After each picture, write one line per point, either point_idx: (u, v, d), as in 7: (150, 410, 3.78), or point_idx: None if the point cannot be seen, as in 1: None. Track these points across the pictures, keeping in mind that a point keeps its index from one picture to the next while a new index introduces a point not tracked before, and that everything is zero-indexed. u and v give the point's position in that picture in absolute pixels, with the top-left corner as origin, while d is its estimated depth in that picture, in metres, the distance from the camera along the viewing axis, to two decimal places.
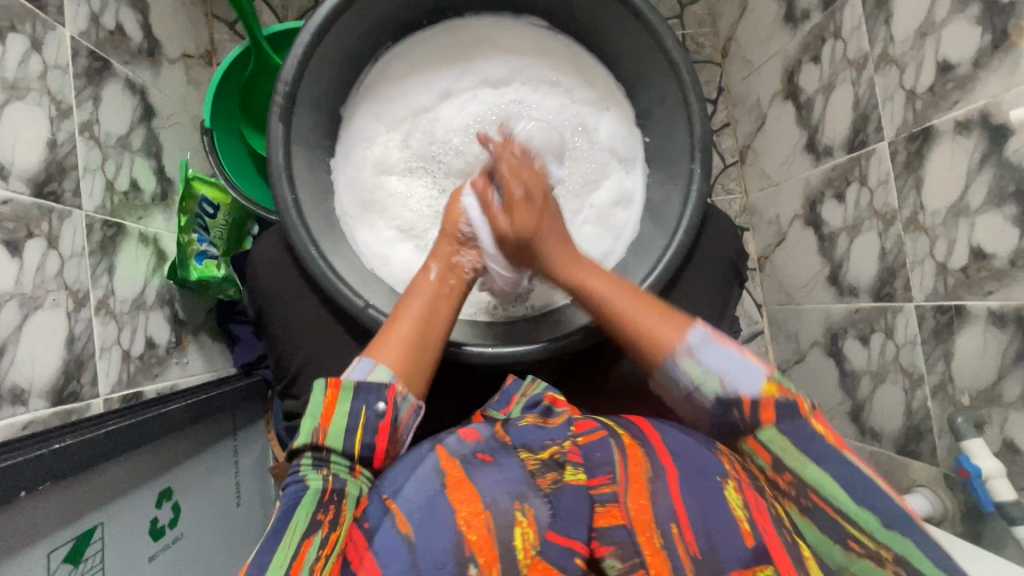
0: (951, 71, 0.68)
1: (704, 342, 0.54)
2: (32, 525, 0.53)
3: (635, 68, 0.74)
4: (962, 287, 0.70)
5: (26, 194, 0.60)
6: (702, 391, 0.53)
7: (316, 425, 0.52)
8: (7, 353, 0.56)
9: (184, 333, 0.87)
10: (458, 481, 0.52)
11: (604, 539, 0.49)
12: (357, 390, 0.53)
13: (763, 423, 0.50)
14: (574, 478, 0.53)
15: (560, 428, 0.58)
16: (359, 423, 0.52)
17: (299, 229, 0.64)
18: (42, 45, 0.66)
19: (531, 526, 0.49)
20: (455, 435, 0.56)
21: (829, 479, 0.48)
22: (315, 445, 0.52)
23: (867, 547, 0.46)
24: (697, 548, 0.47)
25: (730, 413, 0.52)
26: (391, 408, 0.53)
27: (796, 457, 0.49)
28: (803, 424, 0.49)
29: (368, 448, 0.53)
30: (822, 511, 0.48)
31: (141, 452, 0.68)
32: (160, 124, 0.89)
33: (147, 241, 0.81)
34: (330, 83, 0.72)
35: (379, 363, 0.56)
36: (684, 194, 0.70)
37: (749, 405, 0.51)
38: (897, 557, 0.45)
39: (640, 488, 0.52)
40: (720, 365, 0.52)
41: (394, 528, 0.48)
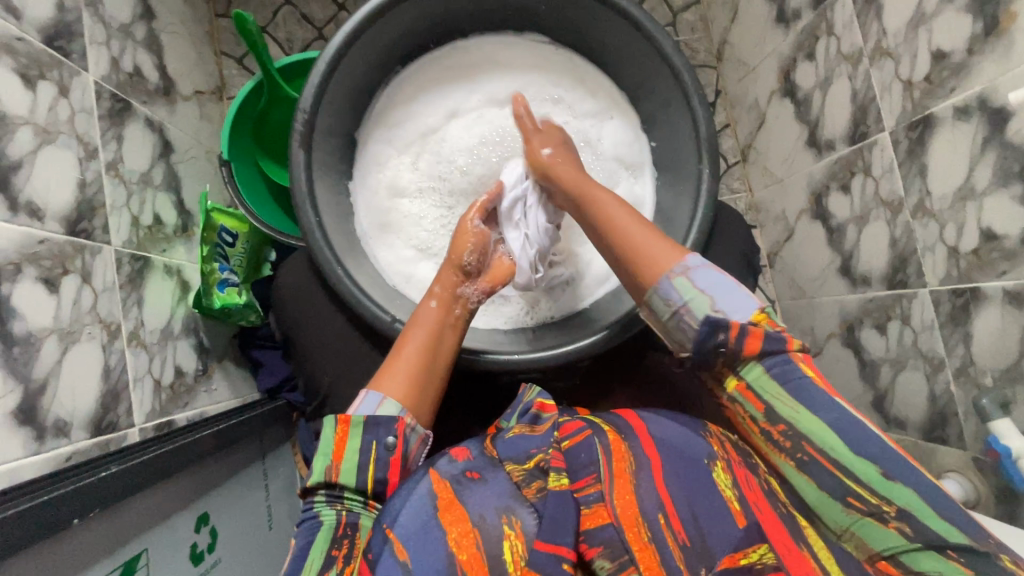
0: (946, 59, 0.69)
1: (700, 265, 0.53)
2: (82, 553, 0.55)
3: (638, 77, 0.76)
4: (975, 269, 0.71)
5: (60, 233, 0.63)
6: (692, 312, 0.51)
7: (328, 463, 0.54)
8: (49, 386, 0.58)
9: (210, 360, 0.89)
10: (449, 500, 0.51)
11: (592, 540, 0.48)
12: (366, 424, 0.55)
13: (748, 356, 0.48)
14: (557, 484, 0.51)
15: (545, 435, 0.57)
16: (370, 457, 0.54)
17: (324, 250, 0.66)
18: (68, 90, 0.69)
19: (519, 538, 0.49)
20: (445, 456, 0.56)
21: (821, 425, 0.46)
22: (328, 482, 0.53)
23: (868, 504, 0.44)
24: (686, 536, 0.48)
25: (715, 337, 0.49)
26: (401, 440, 0.55)
27: (787, 404, 0.47)
28: (787, 360, 0.48)
29: (380, 480, 0.54)
30: (818, 464, 0.46)
31: (178, 478, 0.69)
32: (178, 159, 0.92)
33: (171, 273, 0.83)
34: (345, 109, 0.74)
35: (387, 397, 0.57)
36: (694, 194, 0.71)
37: (737, 328, 0.48)
38: (899, 510, 0.43)
39: (625, 484, 0.51)
40: (713, 287, 0.51)
41: (394, 557, 0.47)
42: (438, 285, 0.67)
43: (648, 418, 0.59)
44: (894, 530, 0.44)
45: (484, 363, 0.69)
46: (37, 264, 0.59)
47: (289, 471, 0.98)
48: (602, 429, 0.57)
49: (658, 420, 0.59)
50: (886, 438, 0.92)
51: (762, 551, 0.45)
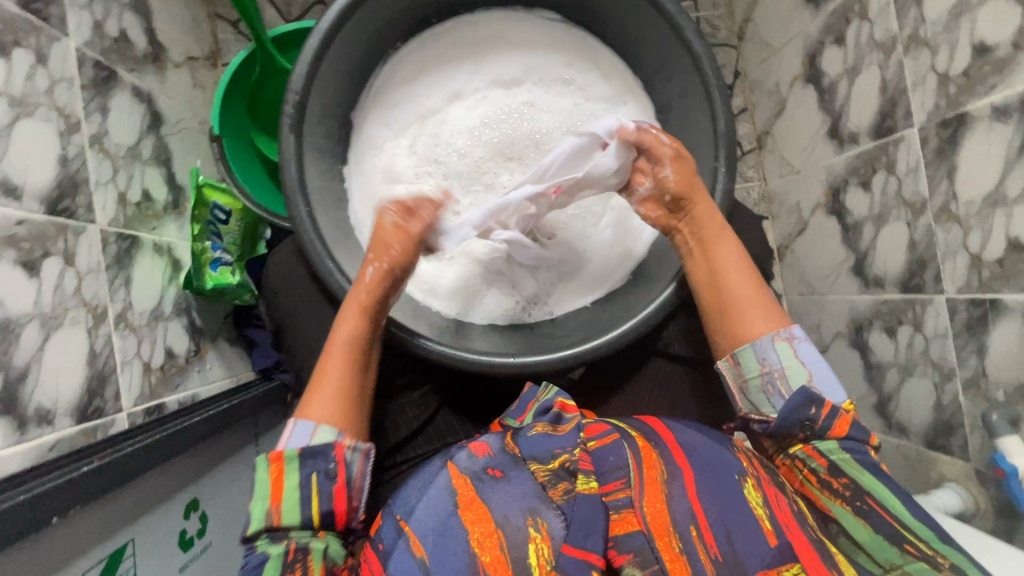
0: (988, 53, 0.64)
1: (803, 338, 0.59)
2: (65, 547, 0.54)
3: (655, 61, 0.71)
4: (997, 280, 0.68)
5: (40, 213, 0.60)
6: (787, 377, 0.57)
7: (267, 505, 0.52)
8: (31, 373, 0.56)
9: (202, 341, 0.87)
10: (471, 498, 0.50)
11: (621, 547, 0.47)
12: (301, 456, 0.53)
13: (831, 436, 0.55)
14: (585, 487, 0.50)
15: (570, 435, 0.55)
16: (313, 490, 0.52)
17: (314, 241, 0.63)
18: (47, 58, 0.64)
19: (545, 542, 0.47)
20: (466, 451, 0.55)
21: (885, 487, 0.51)
22: (270, 526, 0.51)
23: (922, 550, 0.49)
24: (719, 550, 0.46)
25: (806, 409, 0.55)
26: (342, 466, 0.53)
27: (854, 466, 0.53)
28: (861, 446, 0.54)
29: (326, 512, 0.53)
30: (878, 514, 0.51)
31: (166, 467, 0.68)
32: (168, 131, 0.88)
33: (161, 251, 0.81)
34: (340, 88, 0.70)
35: (320, 424, 0.55)
36: (708, 192, 0.67)
37: (830, 406, 0.55)
38: (952, 563, 0.48)
39: (656, 491, 0.49)
40: (813, 363, 0.58)
41: (409, 551, 0.48)
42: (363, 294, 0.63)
43: (677, 428, 0.57)
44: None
45: (476, 365, 0.66)
46: (14, 246, 0.56)
47: None
48: (630, 434, 0.55)
49: (688, 430, 0.56)
50: (887, 442, 0.90)
51: (796, 570, 0.44)
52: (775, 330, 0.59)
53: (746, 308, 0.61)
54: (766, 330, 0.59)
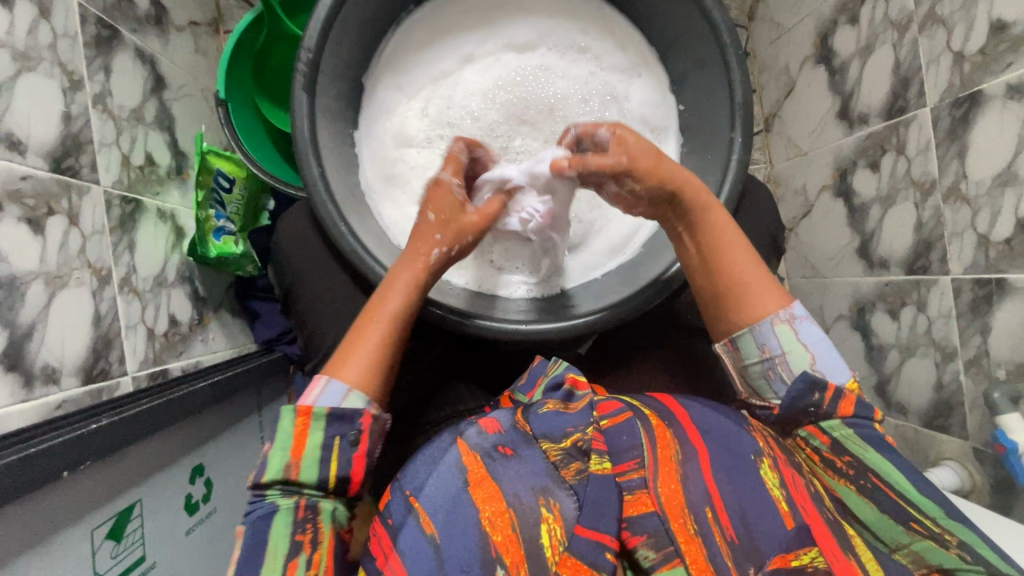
0: (1005, 31, 0.64)
1: (805, 317, 0.57)
2: (72, 504, 0.53)
3: (671, 30, 0.71)
4: (1004, 259, 0.68)
5: (44, 170, 0.59)
6: (789, 362, 0.56)
7: (286, 459, 0.51)
8: (36, 332, 0.56)
9: (205, 310, 0.86)
10: (481, 476, 0.50)
11: (635, 528, 0.47)
12: (329, 416, 0.52)
13: (838, 415, 0.53)
14: (599, 467, 0.50)
15: (582, 414, 0.55)
16: (333, 452, 0.52)
17: (326, 203, 0.62)
18: (50, 12, 0.63)
19: (557, 522, 0.47)
20: (475, 427, 0.55)
21: (892, 466, 0.50)
22: (285, 479, 0.51)
23: (928, 529, 0.48)
24: (735, 532, 0.46)
25: (809, 395, 0.54)
26: (365, 435, 0.53)
27: (859, 444, 0.51)
28: (868, 423, 0.53)
29: (341, 477, 0.52)
30: (882, 492, 0.50)
31: (171, 432, 0.68)
32: (171, 96, 0.86)
33: (164, 217, 0.79)
34: (352, 51, 0.69)
35: (352, 389, 0.54)
36: (723, 164, 0.67)
37: (833, 390, 0.53)
38: (960, 541, 0.47)
39: (671, 472, 0.49)
40: (815, 344, 0.56)
41: (418, 528, 0.47)
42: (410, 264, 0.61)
43: (690, 407, 0.57)
44: (955, 555, 0.46)
45: (489, 332, 0.66)
46: (19, 203, 0.55)
47: None
48: (643, 412, 0.55)
49: (701, 408, 0.57)
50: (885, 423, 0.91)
51: (816, 554, 0.43)
52: (775, 312, 0.57)
53: (748, 287, 0.59)
54: (767, 309, 0.57)
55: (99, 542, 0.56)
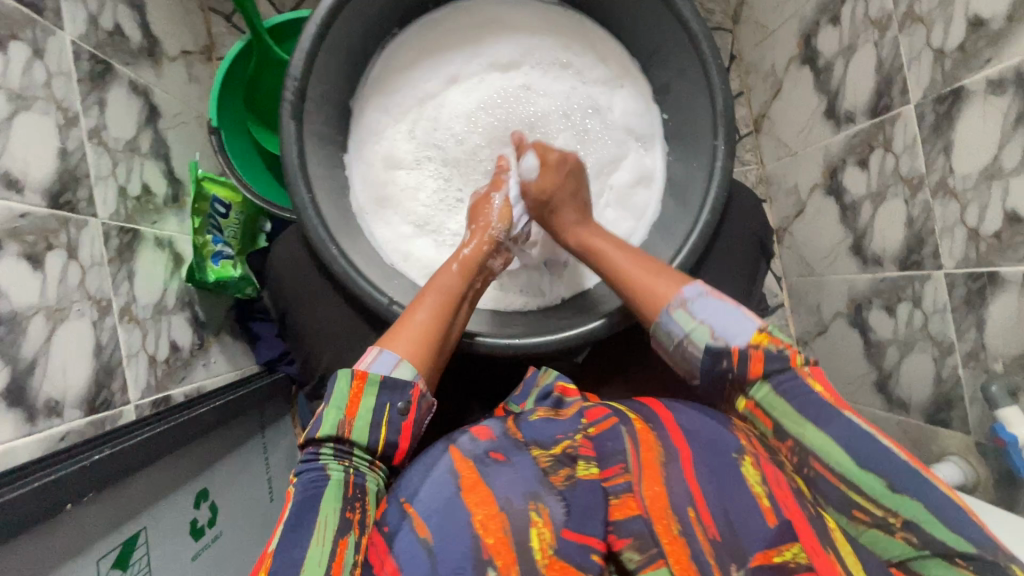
0: (983, 26, 0.64)
1: (698, 296, 0.56)
2: (79, 534, 0.54)
3: (651, 41, 0.72)
4: (995, 252, 0.68)
5: (42, 206, 0.60)
6: (693, 340, 0.55)
7: (341, 417, 0.52)
8: (38, 366, 0.57)
9: (206, 333, 0.87)
10: (473, 481, 0.51)
11: (621, 531, 0.50)
12: (382, 384, 0.53)
13: (754, 377, 0.52)
14: (585, 473, 0.53)
15: (572, 420, 0.59)
16: (384, 419, 0.53)
17: (316, 227, 0.64)
18: (44, 52, 0.64)
19: (547, 526, 0.49)
20: (468, 434, 0.56)
21: (832, 444, 0.48)
22: (338, 436, 0.51)
23: (875, 516, 0.46)
24: (717, 530, 0.47)
25: (718, 364, 0.54)
26: (413, 407, 0.54)
27: (796, 420, 0.49)
28: (791, 376, 0.51)
29: (390, 443, 0.53)
30: (824, 478, 0.48)
31: (174, 457, 0.68)
32: (166, 125, 0.88)
33: (163, 245, 0.81)
34: (338, 77, 0.70)
35: (403, 359, 0.55)
36: (708, 171, 0.69)
37: (738, 353, 0.52)
38: (906, 522, 0.45)
39: (655, 474, 0.51)
40: (710, 316, 0.55)
41: (413, 532, 0.48)
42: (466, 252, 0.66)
43: (678, 411, 0.56)
44: (901, 540, 0.45)
45: (483, 348, 0.67)
46: (18, 240, 0.56)
47: (290, 444, 0.98)
48: (628, 416, 0.57)
49: (687, 409, 0.56)
50: (887, 418, 0.91)
51: (796, 550, 0.44)
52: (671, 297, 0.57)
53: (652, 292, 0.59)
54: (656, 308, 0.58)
55: (105, 571, 0.56)
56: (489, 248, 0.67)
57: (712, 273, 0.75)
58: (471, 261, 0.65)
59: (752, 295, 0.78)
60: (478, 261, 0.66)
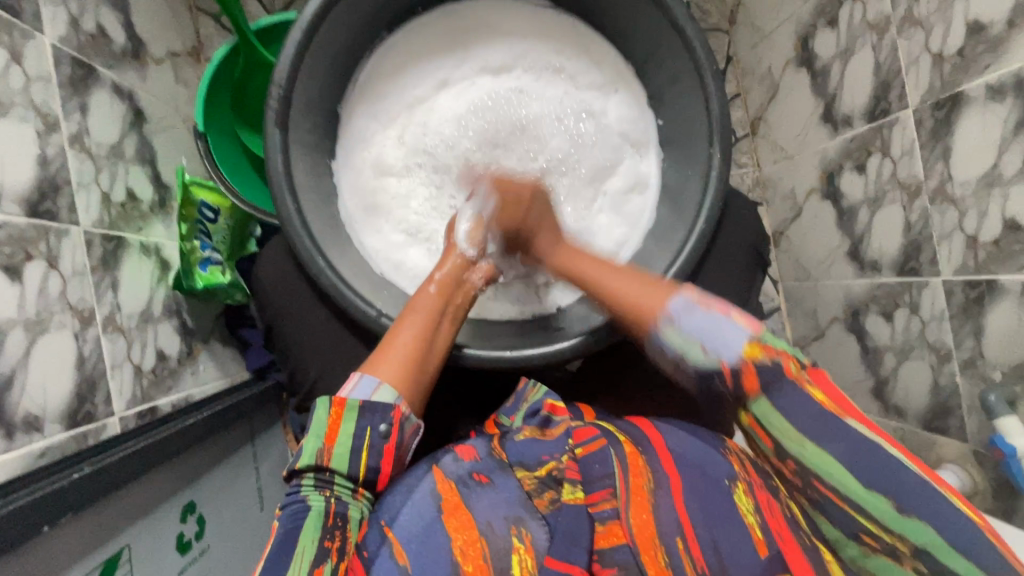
0: (982, 32, 0.63)
1: (684, 305, 0.52)
2: (59, 555, 0.53)
3: (645, 45, 0.71)
4: (994, 261, 0.67)
5: (19, 216, 0.58)
6: (686, 359, 0.51)
7: (320, 445, 0.50)
8: (16, 380, 0.55)
9: (194, 341, 0.85)
10: (454, 504, 0.52)
11: (605, 560, 0.49)
12: (362, 410, 0.51)
13: (750, 394, 0.49)
14: (572, 497, 0.52)
15: (558, 441, 0.57)
16: (364, 444, 0.50)
17: (304, 238, 0.63)
18: (21, 56, 0.63)
19: (528, 553, 0.49)
20: (451, 455, 0.56)
21: (833, 461, 0.45)
22: (318, 465, 0.49)
23: (881, 540, 0.45)
24: (705, 562, 0.47)
25: (711, 379, 0.50)
26: (396, 428, 0.51)
27: (795, 438, 0.47)
28: (792, 388, 0.47)
29: (372, 468, 0.51)
30: (831, 501, 0.47)
31: (159, 471, 0.67)
32: (152, 129, 0.86)
33: (148, 252, 0.79)
34: (326, 83, 0.69)
35: (384, 383, 0.53)
36: (703, 179, 0.68)
37: (729, 371, 0.49)
38: (915, 549, 0.44)
39: (643, 502, 0.50)
40: (698, 329, 0.50)
41: (392, 558, 0.48)
42: (439, 271, 0.64)
43: (667, 431, 0.58)
44: (909, 568, 0.45)
45: (479, 361, 0.66)
46: None
47: (280, 452, 0.97)
48: (618, 439, 0.56)
49: (677, 431, 0.58)
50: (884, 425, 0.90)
51: None
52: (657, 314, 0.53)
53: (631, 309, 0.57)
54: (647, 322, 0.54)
55: None
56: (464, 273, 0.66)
57: (707, 282, 0.74)
58: (448, 280, 0.64)
59: (747, 303, 0.76)
60: (454, 278, 0.65)
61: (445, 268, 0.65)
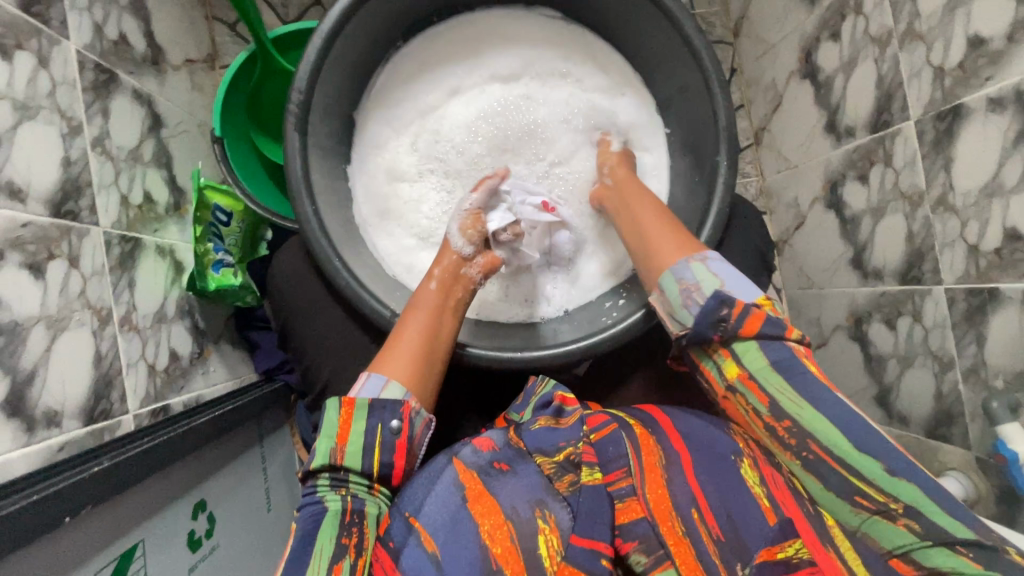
0: (983, 45, 0.65)
1: (714, 253, 0.58)
2: (78, 547, 0.54)
3: (655, 56, 0.72)
4: (995, 269, 0.68)
5: (44, 215, 0.60)
6: (701, 292, 0.55)
7: (332, 445, 0.53)
8: (38, 376, 0.56)
9: (206, 342, 0.87)
10: (478, 491, 0.53)
11: (627, 535, 0.50)
12: (371, 407, 0.54)
13: (745, 335, 0.53)
14: (590, 478, 0.53)
15: (573, 428, 0.59)
16: (376, 441, 0.53)
17: (320, 239, 0.64)
18: (48, 61, 0.64)
19: (554, 532, 0.50)
20: (470, 446, 0.57)
21: (825, 422, 0.48)
22: (333, 465, 0.52)
23: (876, 502, 0.46)
24: (720, 530, 0.49)
25: (717, 313, 0.53)
26: (406, 424, 0.54)
27: (791, 398, 0.50)
28: (789, 359, 0.51)
29: (385, 465, 0.54)
30: (824, 462, 0.48)
31: (172, 468, 0.68)
32: (168, 133, 0.88)
33: (163, 254, 0.80)
34: (342, 89, 0.70)
35: (392, 380, 0.56)
36: (711, 185, 0.68)
37: (740, 307, 0.52)
38: (908, 508, 0.45)
39: (657, 478, 0.53)
40: (723, 271, 0.56)
41: (420, 546, 0.49)
42: (438, 268, 0.66)
43: (676, 416, 0.59)
44: (903, 528, 0.45)
45: (490, 362, 0.67)
46: (20, 249, 0.56)
47: (287, 453, 0.97)
48: (628, 423, 0.58)
49: (686, 415, 0.59)
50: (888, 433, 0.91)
51: (798, 546, 0.46)
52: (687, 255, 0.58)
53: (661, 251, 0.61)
54: (676, 255, 0.59)
55: None
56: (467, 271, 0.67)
57: None
58: (447, 276, 0.65)
59: None
60: (453, 274, 0.66)
61: (442, 264, 0.66)
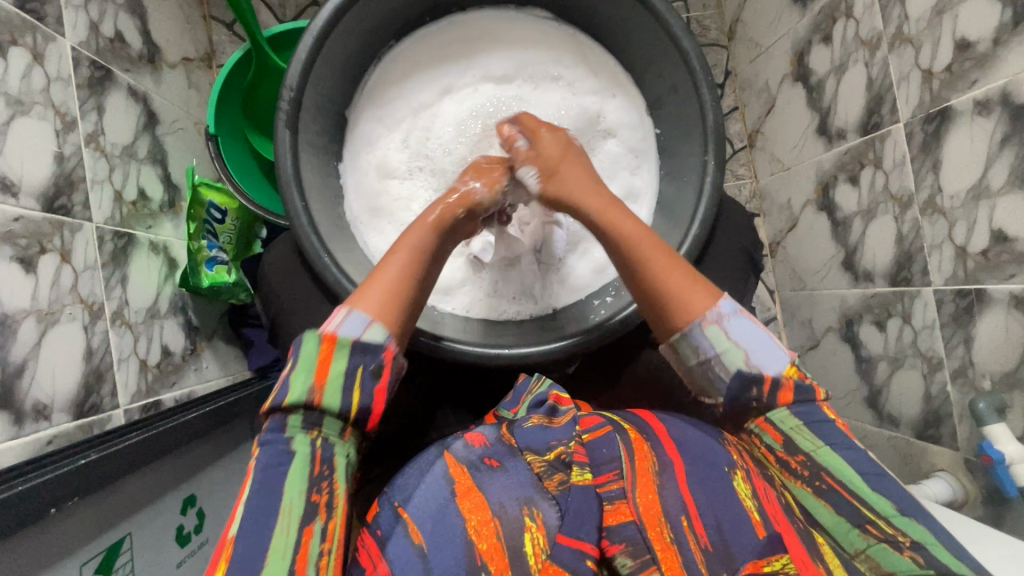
0: (970, 49, 0.66)
1: (735, 313, 0.55)
2: (64, 540, 0.55)
3: (644, 57, 0.73)
4: (983, 270, 0.69)
5: (36, 210, 0.60)
6: (724, 362, 0.54)
7: (310, 382, 0.50)
8: (27, 369, 0.57)
9: (199, 339, 0.87)
10: (467, 487, 0.53)
11: (614, 537, 0.50)
12: (353, 346, 0.52)
13: (780, 405, 0.52)
14: (581, 478, 0.53)
15: (565, 428, 0.59)
16: (356, 382, 0.51)
17: (310, 236, 0.64)
18: (43, 57, 0.65)
19: (540, 531, 0.50)
20: (461, 441, 0.59)
21: (843, 462, 0.50)
22: (308, 403, 0.49)
23: (884, 531, 0.47)
24: (709, 541, 0.49)
25: (747, 392, 0.52)
26: (388, 368, 0.53)
27: (809, 439, 0.50)
28: (814, 409, 0.51)
29: (363, 408, 0.51)
30: (837, 493, 0.49)
31: (160, 463, 0.68)
32: (163, 131, 0.89)
33: (157, 250, 0.81)
34: (335, 87, 0.71)
35: (375, 322, 0.54)
36: (698, 187, 0.70)
37: (771, 383, 0.52)
38: (915, 542, 0.46)
39: (648, 483, 0.53)
40: (747, 338, 0.54)
41: (407, 538, 0.50)
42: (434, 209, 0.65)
43: (670, 422, 0.60)
44: (909, 558, 0.46)
45: (477, 358, 0.67)
46: (11, 243, 0.57)
47: None
48: (624, 427, 0.59)
49: (679, 422, 0.60)
50: (878, 434, 0.91)
51: (784, 560, 0.46)
52: (703, 315, 0.55)
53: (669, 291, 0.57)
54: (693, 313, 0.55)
55: None
56: (465, 211, 0.66)
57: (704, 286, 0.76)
58: (442, 220, 0.64)
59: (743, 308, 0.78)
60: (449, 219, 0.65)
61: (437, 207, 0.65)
